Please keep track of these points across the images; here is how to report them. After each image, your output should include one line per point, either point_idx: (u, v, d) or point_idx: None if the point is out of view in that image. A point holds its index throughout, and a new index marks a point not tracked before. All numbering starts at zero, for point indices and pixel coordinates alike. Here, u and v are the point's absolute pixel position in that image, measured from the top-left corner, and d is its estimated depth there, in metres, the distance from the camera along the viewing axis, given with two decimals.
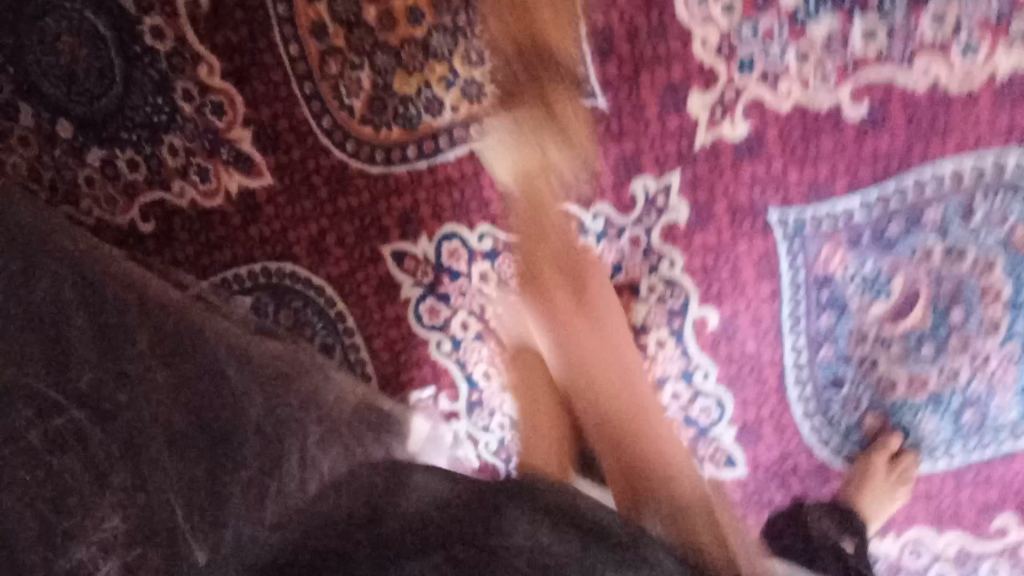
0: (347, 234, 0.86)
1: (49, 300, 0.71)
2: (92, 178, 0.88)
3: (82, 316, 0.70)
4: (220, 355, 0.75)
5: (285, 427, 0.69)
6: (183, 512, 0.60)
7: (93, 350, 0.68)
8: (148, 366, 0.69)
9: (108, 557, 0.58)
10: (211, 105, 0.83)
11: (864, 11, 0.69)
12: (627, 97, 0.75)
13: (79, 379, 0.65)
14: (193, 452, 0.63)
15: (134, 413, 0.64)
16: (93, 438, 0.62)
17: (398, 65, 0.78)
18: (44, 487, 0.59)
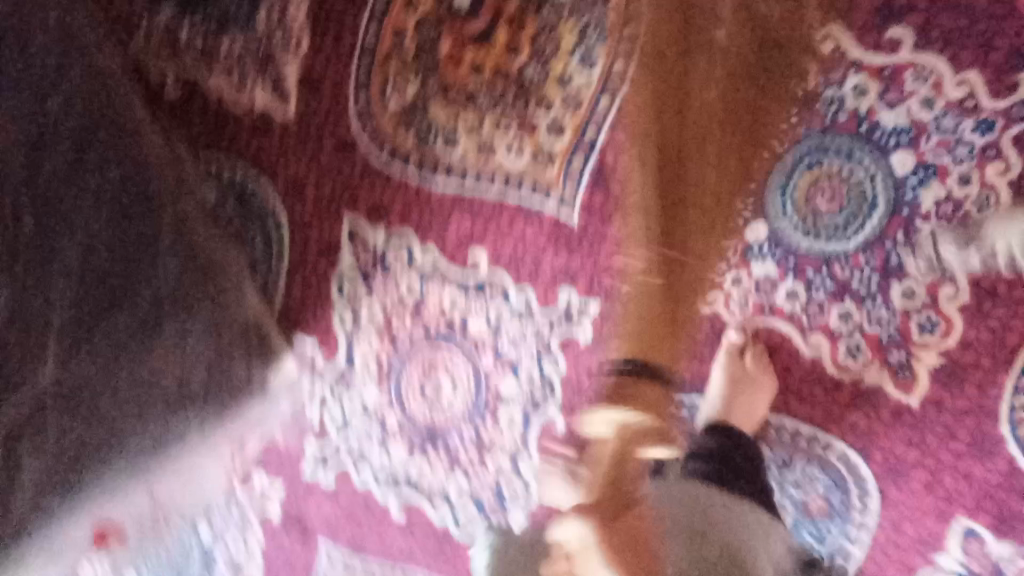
0: (325, 189, 0.97)
1: (67, 88, 0.77)
2: (156, 29, 1.00)
3: (77, 121, 0.78)
4: (165, 216, 0.83)
5: (163, 315, 0.83)
6: (63, 317, 0.79)
7: (75, 157, 0.78)
8: (109, 191, 0.79)
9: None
10: (282, 30, 0.93)
11: (797, 277, 0.81)
12: (595, 227, 0.87)
13: (49, 173, 0.76)
14: (94, 292, 0.80)
15: (75, 231, 0.78)
16: (26, 230, 0.76)
17: (440, 94, 0.88)
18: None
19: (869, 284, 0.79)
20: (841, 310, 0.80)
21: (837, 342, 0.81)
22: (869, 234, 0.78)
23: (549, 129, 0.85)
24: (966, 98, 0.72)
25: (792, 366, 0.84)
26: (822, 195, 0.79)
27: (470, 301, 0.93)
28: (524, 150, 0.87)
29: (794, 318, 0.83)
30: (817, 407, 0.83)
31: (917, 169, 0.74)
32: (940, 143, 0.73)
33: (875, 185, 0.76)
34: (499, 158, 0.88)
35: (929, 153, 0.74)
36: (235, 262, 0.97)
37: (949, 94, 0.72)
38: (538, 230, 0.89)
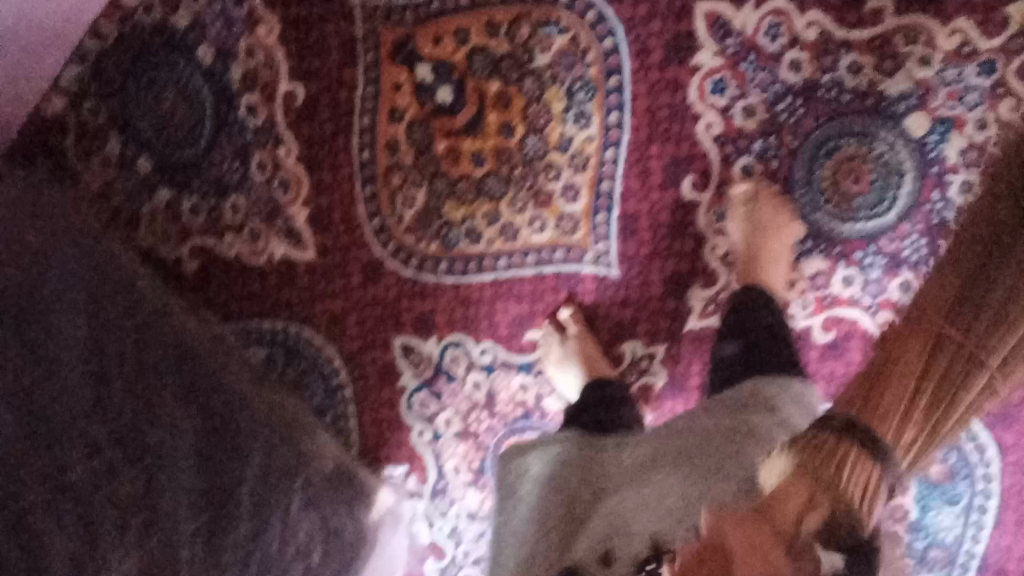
0: (366, 318, 0.95)
1: (172, 426, 0.78)
2: (154, 212, 0.95)
3: (182, 411, 0.79)
4: (192, 438, 0.78)
5: (218, 492, 0.77)
6: (185, 492, 0.75)
7: (192, 427, 0.79)
8: (186, 438, 0.78)
9: (182, 435, 0.78)
10: (280, 181, 0.91)
11: (848, 262, 0.81)
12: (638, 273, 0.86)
13: (180, 432, 0.78)
14: (190, 466, 0.77)
15: (162, 445, 0.77)
16: (174, 441, 0.77)
17: (451, 194, 0.88)
18: (188, 422, 0.79)
19: (920, 251, 0.79)
20: (900, 281, 0.80)
21: (907, 312, 0.80)
22: (905, 204, 0.78)
23: (566, 196, 0.85)
24: (959, 48, 0.74)
25: (872, 350, 0.82)
26: (850, 179, 0.79)
27: (539, 380, 0.92)
28: (546, 223, 0.87)
29: (858, 301, 0.81)
30: None
31: (934, 129, 0.76)
32: (948, 95, 0.75)
33: (899, 153, 0.78)
34: (525, 236, 0.87)
35: (939, 109, 0.76)
36: (294, 415, 0.93)
37: (944, 48, 0.74)
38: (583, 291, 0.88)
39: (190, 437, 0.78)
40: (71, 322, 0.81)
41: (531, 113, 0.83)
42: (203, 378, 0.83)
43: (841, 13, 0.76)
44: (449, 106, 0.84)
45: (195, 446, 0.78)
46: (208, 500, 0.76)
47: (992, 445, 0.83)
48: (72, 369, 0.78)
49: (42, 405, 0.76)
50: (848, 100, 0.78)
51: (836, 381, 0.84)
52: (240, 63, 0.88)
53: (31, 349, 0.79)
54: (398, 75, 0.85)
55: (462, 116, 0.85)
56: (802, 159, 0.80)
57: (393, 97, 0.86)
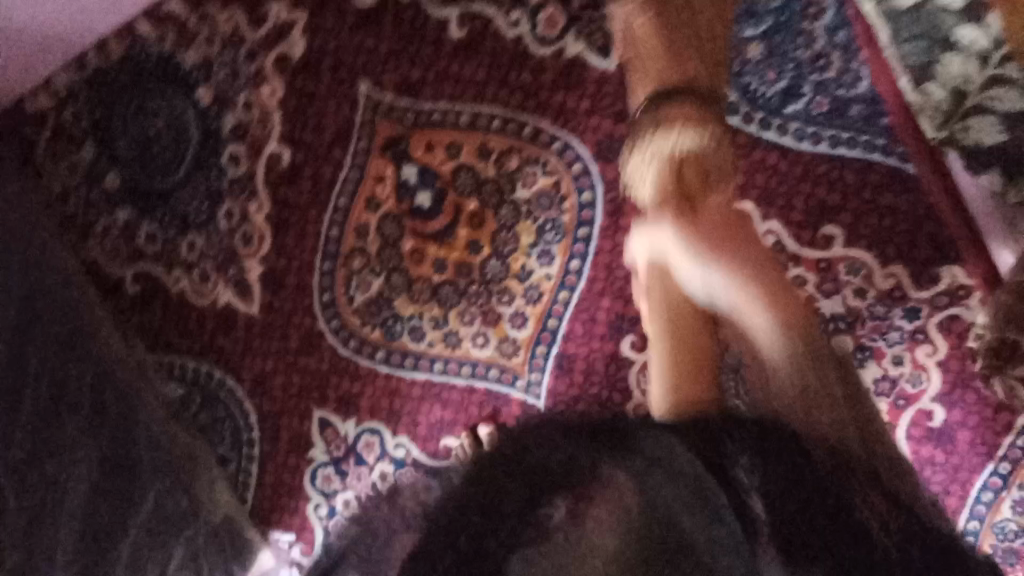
0: (292, 384, 0.95)
1: (71, 447, 0.76)
2: (110, 228, 0.95)
3: (85, 435, 0.77)
4: (91, 455, 0.77)
5: (106, 527, 0.75)
6: (66, 527, 0.73)
7: (93, 451, 0.77)
8: (87, 460, 0.76)
9: (82, 458, 0.76)
10: (243, 234, 0.92)
11: None
12: (563, 409, 0.89)
13: (77, 452, 0.76)
14: (86, 490, 0.75)
15: (59, 459, 0.75)
16: (74, 460, 0.76)
17: (406, 291, 0.90)
18: (91, 445, 0.77)
19: None
20: None
21: None
22: None
23: (513, 322, 0.89)
24: (892, 289, 0.82)
25: None
26: None
27: None
28: (488, 340, 0.89)
29: None
30: None
31: (857, 353, 0.83)
32: (874, 328, 0.83)
33: None
34: (466, 348, 0.90)
35: (864, 336, 0.83)
36: (200, 456, 0.94)
37: (878, 287, 0.82)
38: (507, 413, 0.91)
39: (89, 461, 0.76)
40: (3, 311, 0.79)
41: (498, 239, 0.87)
42: (116, 395, 0.82)
43: (798, 230, 0.82)
44: (424, 212, 0.88)
45: (91, 474, 0.76)
46: (91, 534, 0.74)
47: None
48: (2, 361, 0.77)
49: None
50: None
51: None
52: (234, 115, 0.90)
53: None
54: (384, 169, 0.88)
55: (435, 223, 0.88)
56: None
57: (375, 187, 0.89)
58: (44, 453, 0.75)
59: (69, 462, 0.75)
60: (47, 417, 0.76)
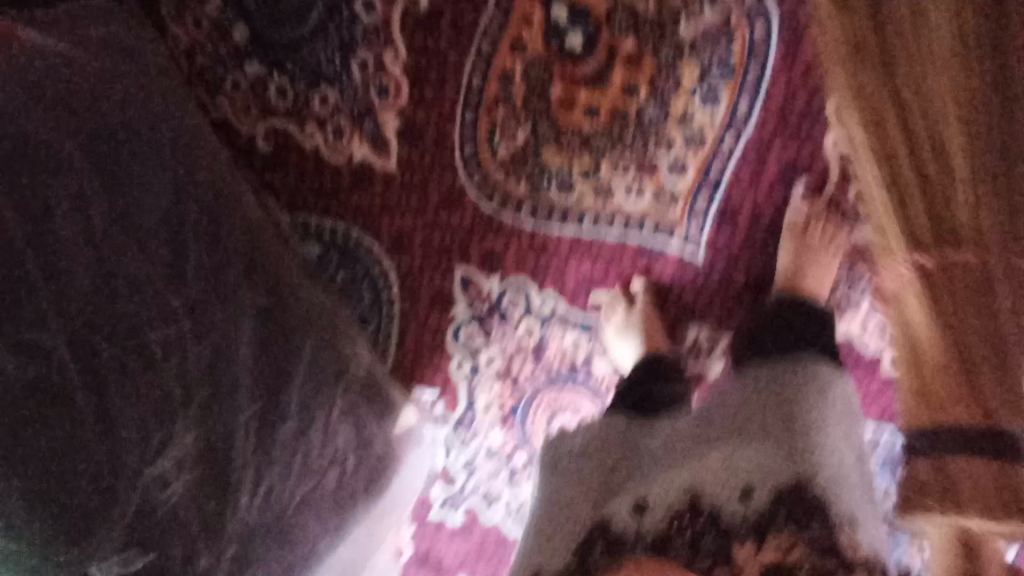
0: (433, 242, 0.93)
1: (240, 296, 0.70)
2: (240, 84, 0.93)
3: (246, 286, 0.72)
4: (253, 307, 0.71)
5: (277, 383, 0.72)
6: (249, 381, 0.69)
7: (254, 301, 0.72)
8: (252, 310, 0.71)
9: (250, 309, 0.71)
10: (379, 86, 0.88)
11: None
12: (723, 262, 0.84)
13: (244, 302, 0.70)
14: (258, 342, 0.71)
15: (230, 308, 0.69)
16: (244, 309, 0.70)
17: (554, 140, 0.85)
18: (254, 295, 0.72)
19: None
20: None
21: None
22: None
23: (672, 169, 0.82)
24: None
25: None
26: None
27: (593, 339, 0.92)
28: (644, 191, 0.84)
29: None
30: None
31: None
32: None
33: None
34: (619, 200, 0.85)
35: None
36: (340, 313, 0.94)
37: None
38: (661, 266, 0.87)
39: (254, 312, 0.71)
40: (146, 155, 0.69)
41: (657, 81, 0.79)
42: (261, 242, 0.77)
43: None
44: (577, 53, 0.81)
45: (258, 327, 0.71)
46: (268, 390, 0.70)
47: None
48: (148, 213, 0.66)
49: (119, 254, 0.63)
50: None
51: None
52: None
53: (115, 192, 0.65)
54: (533, 9, 0.81)
55: (588, 66, 0.81)
56: None
57: (521, 30, 0.82)
58: (220, 296, 0.68)
59: (238, 313, 0.69)
60: (213, 262, 0.69)
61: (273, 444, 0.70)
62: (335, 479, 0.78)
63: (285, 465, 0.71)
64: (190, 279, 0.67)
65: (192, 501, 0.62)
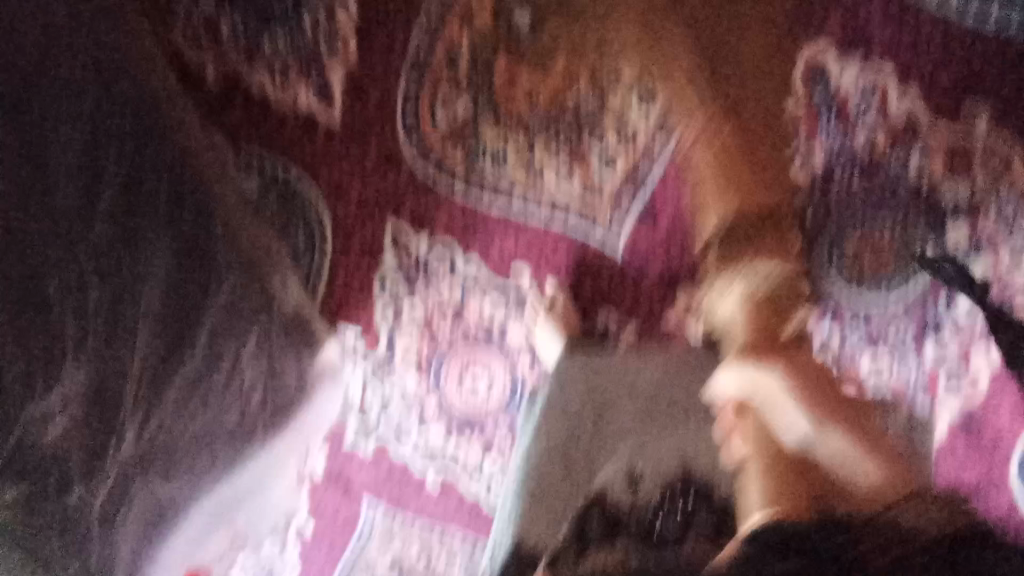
0: (369, 193, 0.94)
1: (153, 239, 0.74)
2: (187, 8, 0.88)
3: (162, 228, 0.75)
4: (166, 246, 0.75)
5: (185, 321, 0.77)
6: (150, 321, 0.74)
7: (168, 242, 0.75)
8: (166, 250, 0.75)
9: (159, 253, 0.74)
10: (329, 31, 0.86)
11: (833, 321, 0.84)
12: (641, 259, 0.88)
13: (156, 244, 0.74)
14: (166, 284, 0.75)
15: (137, 253, 0.73)
16: (156, 251, 0.74)
17: (493, 116, 0.85)
18: (168, 236, 0.75)
19: (904, 340, 0.82)
20: (871, 356, 0.84)
21: (864, 383, 0.84)
22: (911, 297, 0.81)
23: (602, 163, 0.83)
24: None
25: None
26: (872, 255, 0.81)
27: (511, 312, 0.95)
28: (573, 180, 0.85)
29: (825, 355, 0.84)
30: None
31: (968, 246, 0.78)
32: (994, 224, 0.76)
33: (924, 253, 0.79)
34: (550, 184, 0.86)
35: (983, 230, 0.77)
36: (274, 250, 0.93)
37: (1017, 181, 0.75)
38: (581, 253, 0.89)
39: (167, 255, 0.75)
40: (70, 89, 0.69)
41: (600, 73, 0.80)
42: (194, 175, 0.80)
43: (936, 107, 0.75)
44: (525, 30, 0.81)
45: (169, 268, 0.75)
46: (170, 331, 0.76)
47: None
48: (62, 153, 0.68)
49: (22, 200, 0.65)
50: (905, 188, 0.78)
51: None
52: None
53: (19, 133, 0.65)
54: None
55: (534, 47, 0.81)
56: (833, 227, 0.80)
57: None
58: (133, 240, 0.72)
59: (147, 257, 0.73)
60: (126, 206, 0.72)
61: (173, 374, 0.77)
62: (233, 418, 0.85)
63: (183, 394, 0.79)
64: (104, 226, 0.70)
65: (84, 432, 0.71)
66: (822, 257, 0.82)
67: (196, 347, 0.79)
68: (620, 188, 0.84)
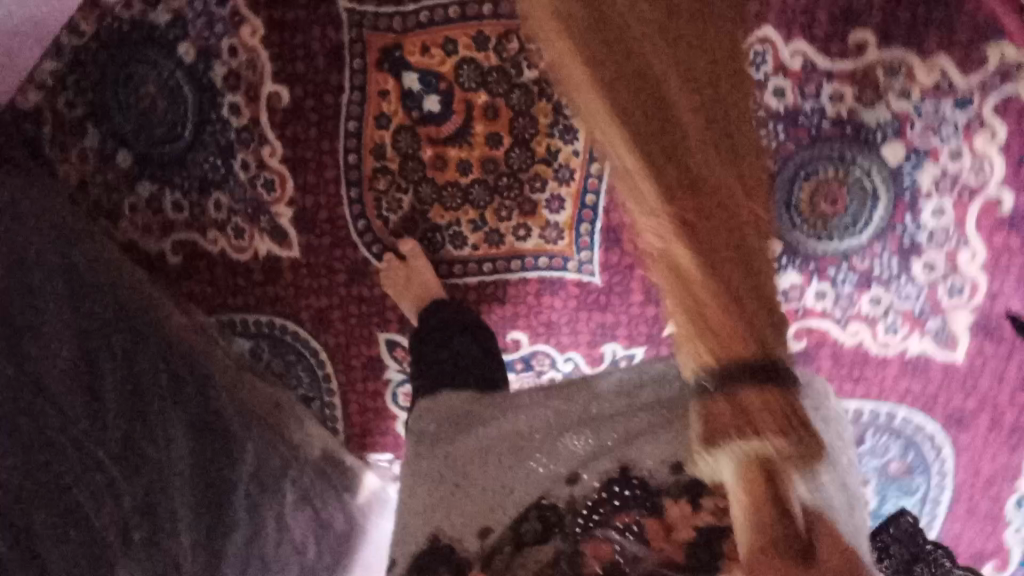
0: (352, 314, 0.96)
1: (165, 421, 0.76)
2: (136, 205, 0.96)
3: (171, 408, 0.77)
4: (180, 424, 0.77)
5: (217, 494, 0.76)
6: (185, 499, 0.73)
7: (181, 420, 0.77)
8: (181, 429, 0.77)
9: (176, 433, 0.75)
10: (264, 181, 0.91)
11: (823, 278, 0.85)
12: (620, 282, 0.89)
13: (170, 425, 0.76)
14: (189, 460, 0.75)
15: (153, 436, 0.74)
16: (173, 431, 0.76)
17: (438, 200, 0.88)
18: (179, 415, 0.77)
19: (891, 266, 0.83)
20: (869, 296, 0.85)
21: (873, 323, 0.86)
22: (879, 224, 0.82)
23: (550, 206, 0.87)
24: (938, 82, 0.77)
25: (838, 356, 0.87)
26: (827, 201, 0.82)
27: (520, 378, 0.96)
28: (530, 231, 0.88)
29: (827, 312, 0.86)
30: (869, 385, 0.88)
31: (909, 157, 0.79)
32: (924, 128, 0.78)
33: (874, 178, 0.80)
34: (510, 242, 0.89)
35: (916, 138, 0.79)
36: (284, 401, 0.96)
37: (922, 82, 0.77)
38: (564, 298, 0.91)
39: (184, 434, 0.76)
40: (44, 320, 0.75)
41: (517, 127, 0.84)
42: (183, 361, 0.83)
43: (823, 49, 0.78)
44: (436, 114, 0.85)
45: (189, 445, 0.76)
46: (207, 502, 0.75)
47: (947, 444, 0.90)
48: (59, 365, 0.73)
49: (38, 410, 0.68)
50: (829, 125, 0.80)
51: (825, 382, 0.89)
52: (223, 62, 0.87)
53: (15, 356, 0.71)
54: (385, 83, 0.85)
55: (448, 126, 0.85)
56: (784, 177, 0.81)
57: (380, 104, 0.86)
58: (146, 422, 0.74)
59: (167, 438, 0.74)
60: (132, 397, 0.75)
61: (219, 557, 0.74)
62: (295, 575, 0.82)
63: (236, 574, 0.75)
64: (116, 418, 0.72)
65: None
66: (779, 215, 0.83)
67: (235, 521, 0.76)
68: (575, 223, 0.87)
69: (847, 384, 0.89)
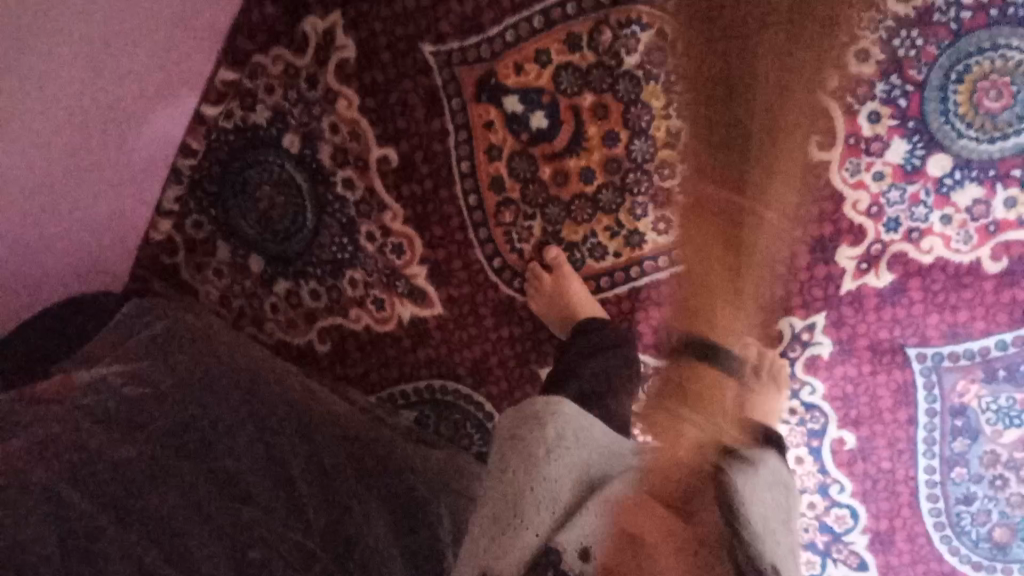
0: (508, 357, 0.93)
1: (360, 496, 0.76)
2: (277, 305, 0.97)
3: (361, 484, 0.78)
4: (374, 497, 0.77)
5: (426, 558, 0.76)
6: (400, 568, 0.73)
7: (373, 494, 0.77)
8: (375, 501, 0.77)
9: (372, 507, 0.76)
10: (393, 246, 0.91)
11: (1007, 183, 0.76)
12: (781, 249, 0.82)
13: (365, 500, 0.76)
14: (390, 531, 0.75)
15: (353, 513, 0.74)
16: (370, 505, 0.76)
17: (568, 216, 0.85)
18: (369, 489, 0.78)
19: None
20: None
21: None
22: None
23: (686, 189, 0.82)
24: None
25: (1008, 279, 0.78)
26: (989, 96, 0.74)
27: None
28: (672, 221, 0.83)
29: (1009, 223, 0.77)
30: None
31: None
32: None
33: None
34: (652, 239, 0.84)
35: None
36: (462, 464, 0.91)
37: None
38: None
39: (379, 506, 0.77)
40: (225, 422, 0.77)
41: (630, 118, 0.80)
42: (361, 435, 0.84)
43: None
44: (545, 130, 0.82)
45: (386, 515, 0.76)
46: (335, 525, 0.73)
47: None
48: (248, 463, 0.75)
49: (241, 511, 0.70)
50: (968, 16, 0.73)
51: (990, 311, 0.79)
52: (326, 141, 0.87)
53: (207, 463, 0.73)
54: (488, 114, 0.83)
55: (561, 138, 0.82)
56: (931, 88, 0.75)
57: (488, 136, 0.84)
58: (344, 502, 0.75)
59: (366, 512, 0.75)
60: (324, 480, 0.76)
61: None
62: None
63: None
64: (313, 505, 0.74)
65: None
66: (931, 118, 0.76)
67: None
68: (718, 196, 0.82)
69: (1003, 317, 0.79)
